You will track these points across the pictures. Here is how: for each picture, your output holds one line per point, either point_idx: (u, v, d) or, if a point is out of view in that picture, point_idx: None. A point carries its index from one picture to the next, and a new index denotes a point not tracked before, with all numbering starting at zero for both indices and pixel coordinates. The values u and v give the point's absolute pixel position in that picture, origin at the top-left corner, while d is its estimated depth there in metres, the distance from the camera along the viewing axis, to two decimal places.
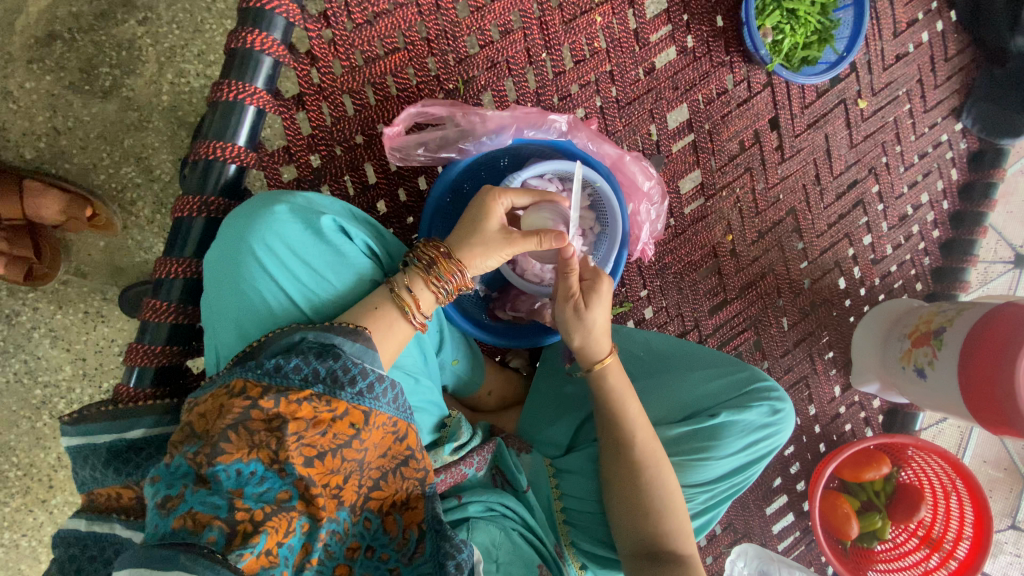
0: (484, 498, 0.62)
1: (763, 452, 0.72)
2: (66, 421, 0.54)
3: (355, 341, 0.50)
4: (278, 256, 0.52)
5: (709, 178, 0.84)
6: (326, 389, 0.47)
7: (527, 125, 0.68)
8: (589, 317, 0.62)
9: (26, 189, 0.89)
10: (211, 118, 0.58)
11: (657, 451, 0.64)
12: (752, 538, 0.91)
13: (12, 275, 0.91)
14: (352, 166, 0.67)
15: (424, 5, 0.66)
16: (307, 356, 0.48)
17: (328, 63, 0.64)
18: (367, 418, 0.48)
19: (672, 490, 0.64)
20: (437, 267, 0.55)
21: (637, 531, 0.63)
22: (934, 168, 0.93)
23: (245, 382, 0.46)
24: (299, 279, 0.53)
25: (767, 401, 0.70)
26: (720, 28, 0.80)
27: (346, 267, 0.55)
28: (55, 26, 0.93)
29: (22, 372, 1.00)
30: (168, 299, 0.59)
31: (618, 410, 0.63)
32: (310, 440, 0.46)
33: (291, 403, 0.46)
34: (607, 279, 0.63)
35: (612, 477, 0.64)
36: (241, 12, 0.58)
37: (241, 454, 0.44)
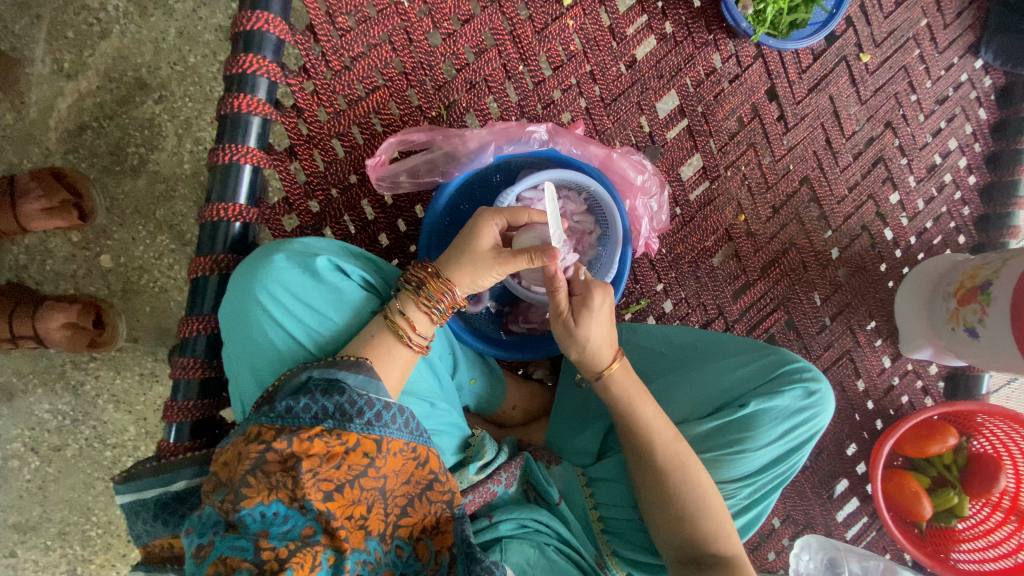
0: (514, 516, 0.62)
1: (805, 438, 0.68)
2: (118, 480, 0.57)
3: (357, 372, 0.52)
4: (280, 301, 0.54)
5: (710, 160, 0.81)
6: (335, 423, 0.49)
7: (506, 140, 0.68)
8: (583, 332, 0.61)
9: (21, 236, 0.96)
10: (212, 182, 0.62)
11: (684, 453, 0.62)
12: (816, 528, 0.86)
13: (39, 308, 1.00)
14: (350, 206, 0.69)
15: (397, 41, 0.69)
16: (314, 394, 0.50)
17: (313, 112, 0.67)
18: (379, 446, 0.50)
19: (708, 490, 0.62)
20: (426, 287, 0.56)
21: (677, 536, 0.62)
22: (957, 112, 0.87)
23: (259, 427, 0.49)
24: (303, 319, 0.55)
25: (800, 383, 0.67)
26: (698, 8, 0.78)
27: (346, 304, 0.57)
28: (83, 118, 1.06)
29: (93, 438, 1.10)
30: (194, 355, 0.62)
31: (638, 411, 0.62)
32: (326, 475, 0.47)
33: (303, 441, 0.48)
34: (598, 294, 0.61)
35: (642, 484, 0.63)
36: (226, 79, 0.61)
37: (262, 496, 0.46)
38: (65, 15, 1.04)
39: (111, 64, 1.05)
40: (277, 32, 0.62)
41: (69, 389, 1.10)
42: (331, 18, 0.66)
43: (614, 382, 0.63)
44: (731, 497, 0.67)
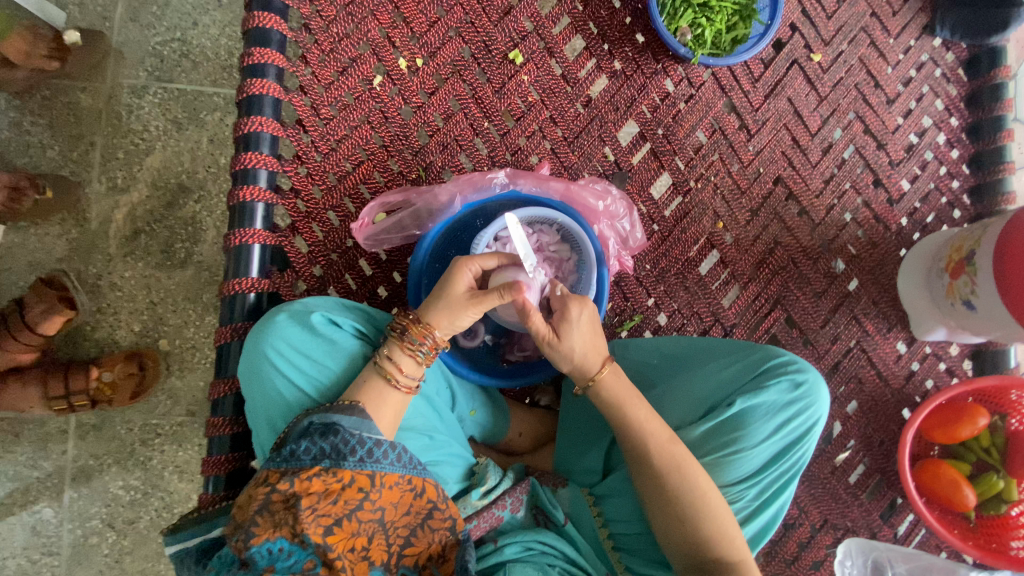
0: (517, 539, 0.66)
1: (803, 430, 0.69)
2: (166, 532, 0.65)
3: (352, 414, 0.58)
4: (284, 356, 0.62)
5: (679, 176, 0.85)
6: (332, 462, 0.55)
7: (472, 189, 0.77)
8: (567, 343, 0.66)
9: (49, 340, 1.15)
10: (230, 262, 0.73)
11: (680, 455, 0.64)
12: (856, 530, 0.83)
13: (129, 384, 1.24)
14: (349, 265, 0.78)
15: (374, 121, 0.79)
16: (313, 437, 0.56)
17: (309, 191, 0.77)
18: (373, 480, 0.55)
19: (705, 494, 0.63)
20: (409, 332, 0.62)
21: (681, 540, 0.64)
22: (925, 91, 0.87)
23: (268, 472, 0.55)
24: (306, 369, 0.63)
25: (785, 375, 0.68)
26: (643, 43, 0.85)
27: (341, 352, 0.64)
28: (138, 226, 1.32)
29: (162, 508, 1.29)
30: (223, 415, 0.70)
31: (628, 416, 0.66)
32: (326, 510, 0.53)
33: (303, 480, 0.53)
34: (576, 305, 0.66)
35: (642, 494, 0.66)
36: (233, 175, 0.73)
37: (269, 534, 0.52)
38: (115, 141, 1.33)
39: (155, 176, 1.33)
40: (271, 130, 0.74)
41: (139, 464, 1.29)
42: (316, 110, 0.77)
43: (606, 388, 0.68)
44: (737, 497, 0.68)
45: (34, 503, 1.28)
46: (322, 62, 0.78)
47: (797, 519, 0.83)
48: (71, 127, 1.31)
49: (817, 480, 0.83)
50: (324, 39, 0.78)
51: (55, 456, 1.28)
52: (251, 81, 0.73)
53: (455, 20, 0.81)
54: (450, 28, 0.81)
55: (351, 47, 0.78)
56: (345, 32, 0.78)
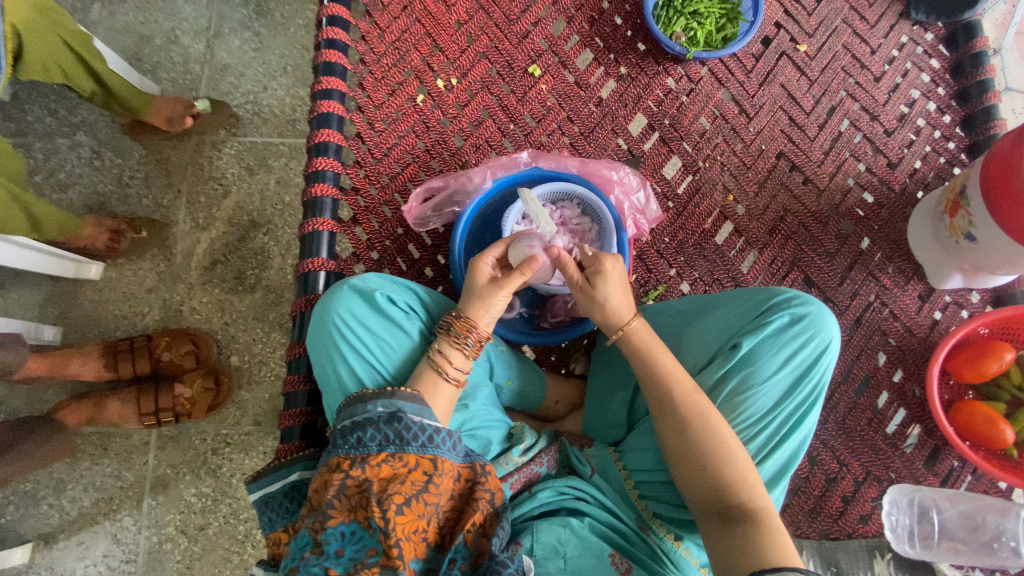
0: (550, 484, 0.74)
1: (809, 368, 0.73)
2: (249, 481, 0.74)
3: (412, 401, 0.67)
4: (352, 327, 0.73)
5: (687, 158, 0.95)
6: (397, 447, 0.63)
7: (500, 169, 0.91)
8: (601, 294, 0.75)
9: (168, 364, 1.40)
10: (304, 247, 0.86)
11: (700, 403, 0.69)
12: (901, 479, 0.83)
13: (205, 399, 1.38)
14: (401, 250, 0.90)
15: (418, 130, 0.94)
16: (379, 425, 0.64)
17: (366, 190, 0.91)
18: (433, 465, 0.64)
19: (726, 440, 0.68)
20: (453, 329, 0.72)
21: (704, 486, 0.68)
22: (909, 67, 0.96)
23: (341, 458, 0.64)
24: (370, 341, 0.73)
25: (787, 310, 0.73)
26: (644, 50, 0.98)
27: (397, 323, 0.75)
28: (215, 257, 1.52)
29: (230, 514, 1.38)
30: (299, 373, 0.80)
31: (654, 364, 0.72)
32: (396, 490, 0.60)
33: (373, 467, 0.62)
34: (609, 260, 0.74)
35: (664, 442, 0.71)
36: (306, 176, 0.88)
37: (343, 516, 0.61)
38: (198, 187, 1.56)
39: (231, 215, 1.54)
40: (336, 140, 0.89)
41: (211, 472, 1.40)
42: (371, 125, 0.93)
43: (635, 336, 0.74)
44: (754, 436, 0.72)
45: (116, 512, 1.39)
46: (375, 87, 0.94)
47: (839, 473, 0.84)
48: (162, 178, 1.56)
49: (853, 432, 0.85)
50: (376, 69, 0.95)
51: (137, 467, 1.40)
52: (321, 102, 0.90)
53: (482, 46, 0.97)
54: (479, 53, 0.97)
55: (398, 73, 0.95)
56: (393, 62, 0.95)
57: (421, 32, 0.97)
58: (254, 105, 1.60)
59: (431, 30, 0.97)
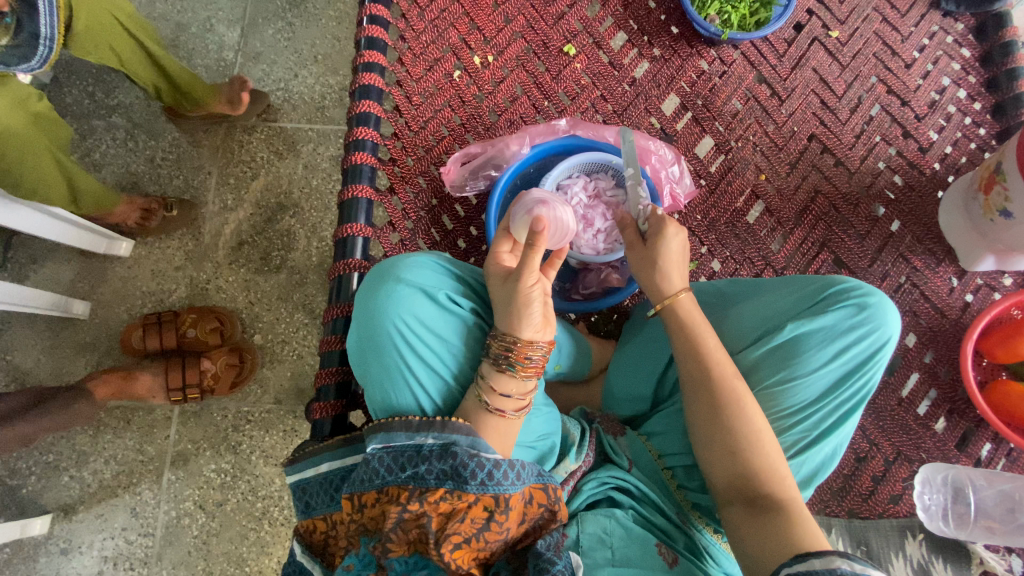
0: (595, 475, 0.78)
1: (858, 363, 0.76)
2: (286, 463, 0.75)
3: (467, 434, 0.66)
4: (418, 328, 0.70)
5: (720, 138, 0.96)
6: (455, 485, 0.64)
7: (538, 136, 0.94)
8: (657, 256, 0.77)
9: (193, 339, 1.41)
10: (342, 213, 0.88)
11: (741, 392, 0.72)
12: (931, 459, 0.83)
13: (228, 375, 1.40)
14: (435, 221, 0.92)
15: (455, 105, 0.96)
16: (434, 462, 0.64)
17: (403, 160, 0.93)
18: (492, 503, 0.64)
19: (760, 429, 0.71)
20: (493, 354, 0.69)
21: (734, 470, 0.71)
22: (940, 54, 0.97)
23: (398, 489, 0.65)
24: (436, 343, 0.71)
25: (850, 302, 0.76)
26: (677, 33, 1.00)
27: (466, 330, 0.73)
28: (242, 237, 1.55)
29: (248, 491, 1.39)
30: (335, 333, 0.83)
31: (701, 348, 0.75)
32: (457, 531, 0.62)
33: (432, 503, 0.63)
34: (672, 226, 0.77)
35: (700, 421, 0.74)
36: (346, 145, 0.90)
37: (407, 546, 0.64)
38: (228, 170, 1.59)
39: (259, 197, 1.57)
40: (376, 112, 0.92)
41: (231, 448, 1.41)
42: (409, 99, 0.95)
43: (682, 308, 0.77)
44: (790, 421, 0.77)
45: (136, 485, 1.40)
46: (414, 62, 0.97)
47: (869, 452, 0.83)
48: (193, 160, 1.60)
49: (884, 412, 0.85)
50: (415, 46, 0.97)
51: (158, 441, 1.42)
52: (363, 75, 0.92)
53: (518, 26, 0.99)
54: (514, 32, 0.99)
55: (436, 50, 0.97)
56: (431, 39, 0.98)
57: (459, 11, 0.99)
58: (285, 92, 1.64)
59: (469, 10, 0.99)
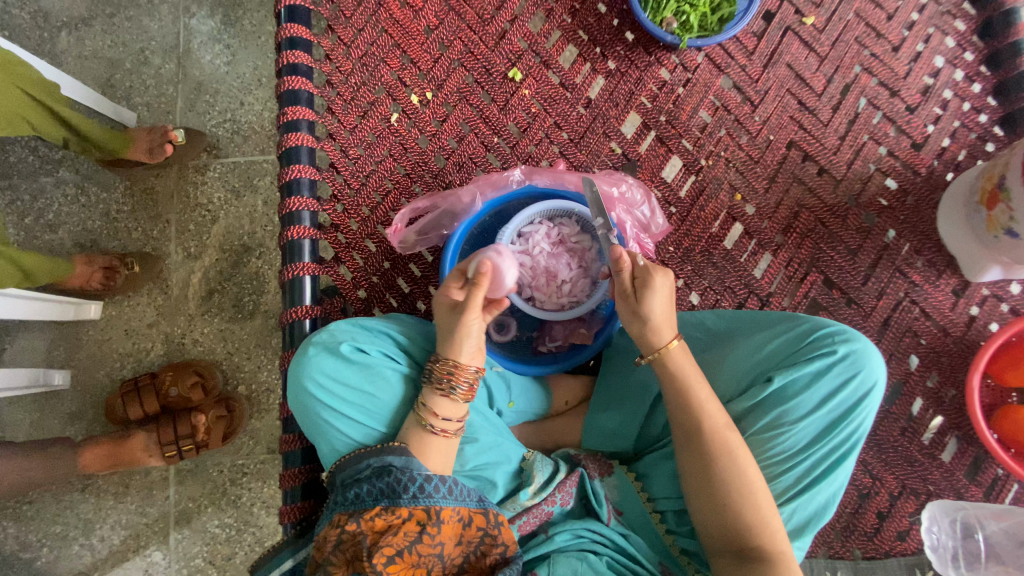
0: (567, 526, 0.73)
1: (851, 404, 0.73)
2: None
3: (401, 455, 0.67)
4: (329, 386, 0.71)
5: (688, 158, 0.88)
6: (389, 500, 0.64)
7: (490, 186, 0.83)
8: (646, 310, 0.71)
9: (173, 400, 1.35)
10: (286, 295, 0.81)
11: (732, 442, 0.68)
12: (939, 492, 0.78)
13: (217, 432, 1.34)
14: (389, 285, 0.85)
15: (395, 153, 0.87)
16: (371, 482, 0.66)
17: (346, 224, 0.85)
18: (427, 515, 0.64)
19: (751, 480, 0.68)
20: (436, 375, 0.69)
21: (721, 522, 0.68)
22: (932, 31, 0.86)
23: (340, 514, 0.65)
24: (353, 398, 0.71)
25: (838, 344, 0.73)
26: (633, 40, 0.89)
27: (377, 376, 0.72)
28: (211, 284, 1.48)
29: (255, 542, 1.39)
30: (294, 431, 0.77)
31: (690, 397, 0.70)
32: (389, 543, 0.61)
33: (367, 521, 0.63)
34: (658, 275, 0.70)
35: (688, 471, 0.71)
36: (282, 218, 0.82)
37: (344, 568, 0.62)
38: (186, 216, 1.50)
39: (221, 241, 1.49)
40: (309, 176, 0.83)
41: (231, 502, 1.40)
42: (345, 152, 0.86)
43: (672, 359, 0.71)
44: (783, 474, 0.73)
45: (145, 548, 1.40)
46: (345, 110, 0.87)
47: (873, 488, 0.79)
48: (149, 209, 1.50)
49: (884, 444, 0.80)
50: (344, 90, 0.87)
51: (158, 502, 1.41)
52: (287, 136, 0.83)
53: (456, 52, 0.89)
54: (452, 60, 0.89)
55: (368, 92, 0.88)
56: (361, 80, 0.88)
57: (389, 43, 0.89)
58: (233, 123, 1.52)
59: (400, 40, 0.89)
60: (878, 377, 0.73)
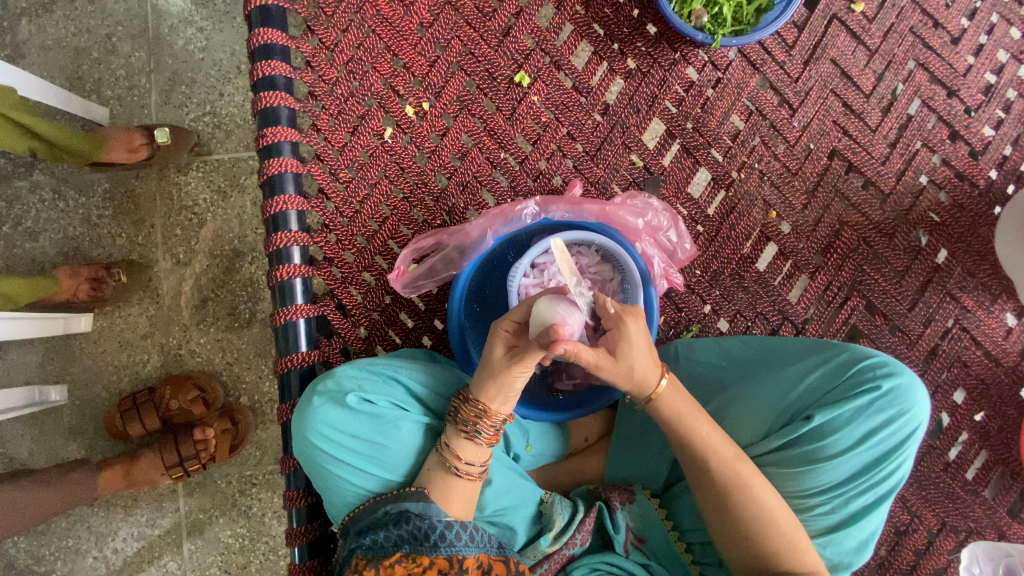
0: (585, 561, 0.67)
1: (898, 439, 0.63)
2: None
3: (418, 500, 0.62)
4: (334, 440, 0.64)
5: (718, 170, 0.79)
6: (412, 547, 0.59)
7: (501, 221, 0.75)
8: (624, 363, 0.60)
9: (175, 416, 1.29)
10: (280, 340, 0.75)
11: (744, 473, 0.61)
12: (984, 531, 0.74)
13: (223, 448, 1.28)
14: (390, 321, 0.78)
15: (391, 174, 0.78)
16: (389, 527, 0.60)
17: (341, 257, 0.77)
18: (452, 562, 0.58)
19: (775, 513, 0.60)
20: (461, 415, 0.63)
21: (748, 556, 0.62)
22: (998, 19, 0.75)
23: (355, 560, 0.59)
24: (361, 451, 0.64)
25: (878, 378, 0.62)
26: (656, 34, 0.78)
27: (386, 425, 0.65)
28: (204, 293, 1.38)
29: (269, 550, 1.37)
30: (297, 488, 0.72)
31: (690, 433, 0.62)
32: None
33: (387, 567, 0.57)
34: (630, 320, 0.60)
35: (703, 505, 0.64)
36: (269, 256, 0.75)
37: None
38: (172, 220, 1.38)
39: (211, 245, 1.38)
40: (296, 206, 0.75)
41: (242, 513, 1.37)
42: (335, 175, 0.77)
43: (664, 405, 0.63)
44: (819, 518, 0.63)
45: (159, 559, 1.36)
46: (332, 126, 0.78)
47: (910, 525, 0.74)
48: (132, 214, 1.37)
49: (928, 480, 0.75)
50: (330, 103, 0.78)
51: (170, 514, 1.37)
52: (269, 162, 0.74)
53: (454, 54, 0.79)
54: (451, 64, 0.79)
55: (357, 104, 0.78)
56: (349, 91, 0.78)
57: (379, 45, 0.78)
58: (213, 116, 1.36)
59: (390, 42, 0.78)
60: (920, 417, 0.64)
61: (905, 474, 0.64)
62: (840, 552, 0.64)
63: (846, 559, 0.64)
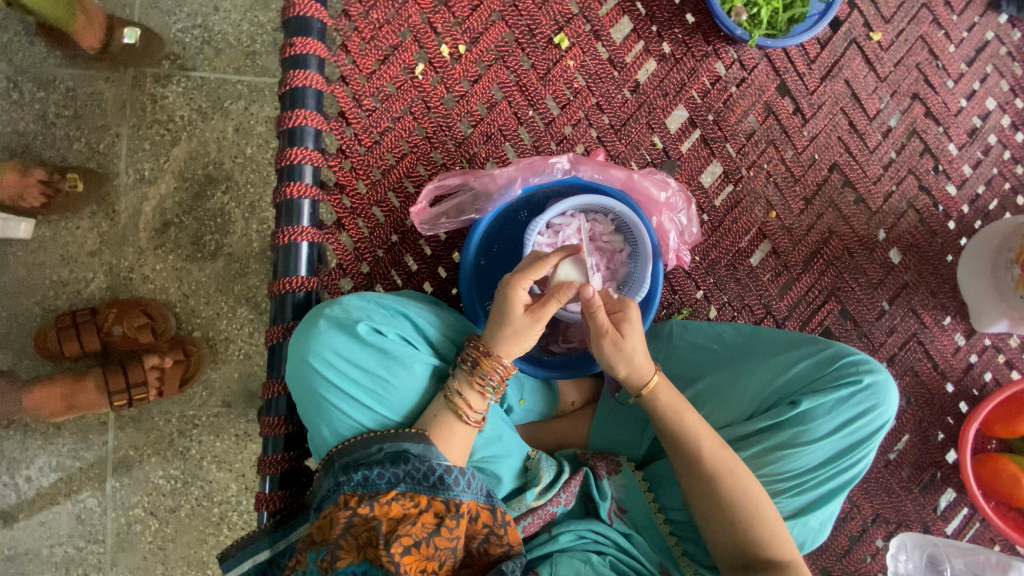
0: (572, 527, 0.67)
1: (866, 434, 0.69)
2: (220, 556, 0.66)
3: (418, 442, 0.60)
4: (336, 366, 0.62)
5: (729, 164, 0.82)
6: (409, 487, 0.58)
7: (532, 172, 0.76)
8: (629, 344, 0.65)
9: (121, 342, 1.16)
10: (278, 260, 0.72)
11: (730, 460, 0.64)
12: (912, 525, 0.82)
13: (171, 386, 1.15)
14: (395, 261, 0.77)
15: (417, 111, 0.76)
16: (385, 465, 0.59)
17: (353, 187, 0.75)
18: (447, 507, 0.58)
19: (758, 499, 0.64)
20: (480, 367, 0.62)
21: (733, 542, 0.64)
22: (990, 70, 0.84)
23: (346, 496, 0.58)
24: (363, 382, 0.62)
25: (858, 374, 0.68)
26: (693, 24, 0.81)
27: (393, 360, 0.63)
28: (167, 216, 1.23)
29: (202, 497, 1.22)
30: (278, 414, 0.70)
31: (684, 421, 0.65)
32: (406, 532, 0.55)
33: (383, 504, 0.57)
34: (635, 306, 0.66)
35: (690, 493, 0.66)
36: (278, 171, 0.72)
37: (353, 556, 0.55)
38: (142, 132, 1.22)
39: (183, 165, 1.23)
40: (315, 124, 0.72)
41: (178, 454, 1.22)
42: (358, 101, 0.75)
43: (661, 394, 0.66)
44: (790, 499, 0.68)
45: (77, 493, 1.20)
46: (363, 50, 0.75)
47: (849, 513, 0.82)
48: (95, 117, 1.21)
49: (869, 475, 0.82)
50: (363, 26, 0.75)
51: (96, 447, 1.20)
52: (294, 73, 0.71)
53: (498, 3, 0.78)
54: (493, 12, 0.78)
55: (391, 33, 0.75)
56: (385, 18, 0.75)
57: None
58: (204, 31, 1.22)
59: None
60: (889, 414, 0.70)
61: (868, 465, 0.71)
62: (804, 533, 0.69)
63: (807, 539, 0.70)
